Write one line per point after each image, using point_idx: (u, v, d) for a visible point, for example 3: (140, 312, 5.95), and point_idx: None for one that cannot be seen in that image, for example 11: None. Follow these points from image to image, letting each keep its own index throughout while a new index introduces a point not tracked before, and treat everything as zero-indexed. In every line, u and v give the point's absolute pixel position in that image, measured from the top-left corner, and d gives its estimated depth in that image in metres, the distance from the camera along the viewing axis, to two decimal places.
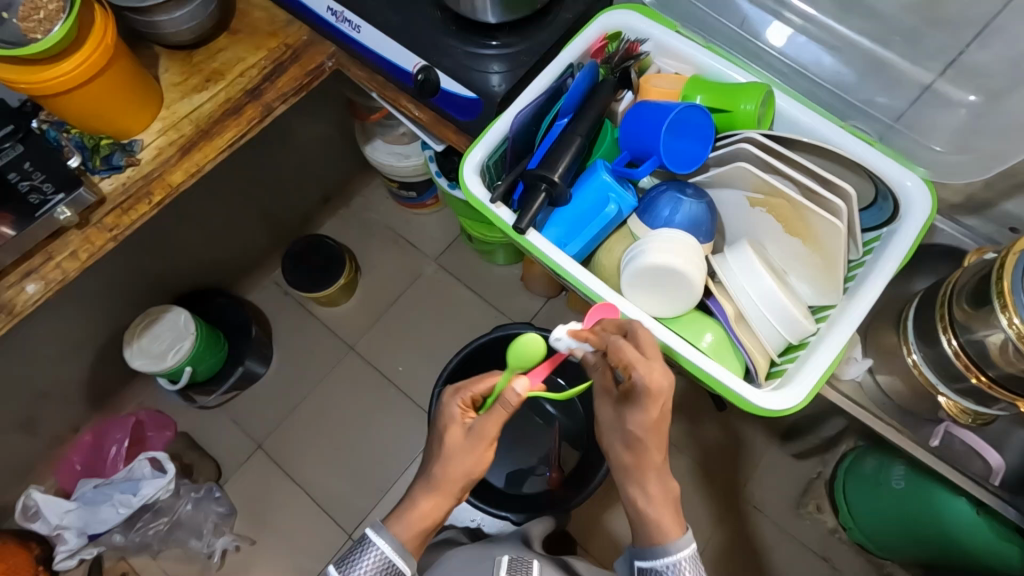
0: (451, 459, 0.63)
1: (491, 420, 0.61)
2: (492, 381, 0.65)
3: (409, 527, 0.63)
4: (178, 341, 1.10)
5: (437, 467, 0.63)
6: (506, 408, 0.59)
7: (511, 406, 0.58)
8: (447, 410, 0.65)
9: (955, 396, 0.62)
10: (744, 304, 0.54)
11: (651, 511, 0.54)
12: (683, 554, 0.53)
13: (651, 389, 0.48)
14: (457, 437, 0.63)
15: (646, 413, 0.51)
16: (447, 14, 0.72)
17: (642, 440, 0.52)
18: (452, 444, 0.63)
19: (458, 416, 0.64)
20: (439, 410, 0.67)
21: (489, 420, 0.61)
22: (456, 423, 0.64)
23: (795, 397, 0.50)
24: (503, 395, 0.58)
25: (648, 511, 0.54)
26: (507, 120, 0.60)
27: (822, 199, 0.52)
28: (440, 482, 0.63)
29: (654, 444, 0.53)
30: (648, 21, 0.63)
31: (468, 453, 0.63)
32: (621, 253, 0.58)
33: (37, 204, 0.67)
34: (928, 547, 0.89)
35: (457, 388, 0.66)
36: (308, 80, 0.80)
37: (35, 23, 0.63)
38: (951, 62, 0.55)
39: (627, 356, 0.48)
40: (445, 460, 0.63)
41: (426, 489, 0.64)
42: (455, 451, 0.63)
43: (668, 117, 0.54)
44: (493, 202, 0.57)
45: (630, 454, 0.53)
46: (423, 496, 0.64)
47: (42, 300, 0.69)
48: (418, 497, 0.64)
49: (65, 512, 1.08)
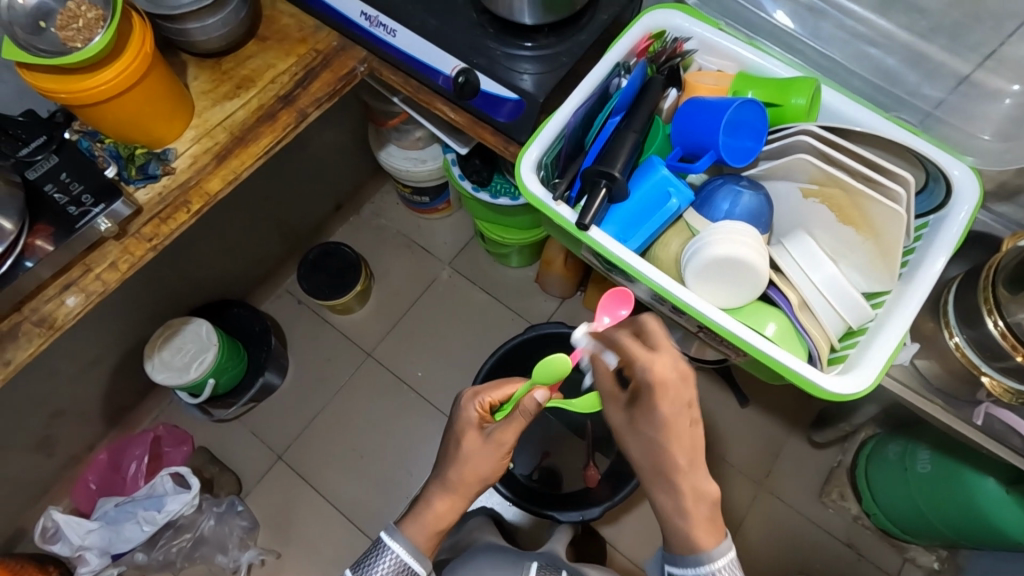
0: (467, 462, 0.64)
1: (510, 427, 0.61)
2: (510, 388, 0.65)
3: (423, 528, 0.65)
4: (202, 353, 1.09)
5: (452, 470, 0.65)
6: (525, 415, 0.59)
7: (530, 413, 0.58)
8: (464, 414, 0.65)
9: (997, 375, 0.64)
10: (807, 292, 0.59)
11: (680, 522, 0.54)
12: (718, 562, 0.54)
13: (654, 379, 0.52)
14: (474, 442, 0.64)
15: (657, 412, 0.53)
16: (484, 15, 0.73)
17: (663, 445, 0.53)
18: (468, 449, 0.64)
19: (475, 421, 0.64)
20: (454, 410, 0.67)
21: (507, 429, 0.62)
22: (472, 428, 0.64)
23: (862, 382, 0.53)
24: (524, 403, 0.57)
25: (684, 519, 0.54)
26: (562, 120, 0.62)
27: (881, 186, 0.56)
28: (456, 485, 0.65)
29: (677, 446, 0.53)
30: (690, 19, 0.67)
31: (483, 457, 0.63)
32: (677, 247, 0.60)
33: (77, 215, 0.65)
34: (956, 530, 0.90)
35: (476, 391, 0.66)
36: (341, 85, 0.79)
37: (74, 32, 0.62)
38: (990, 54, 0.59)
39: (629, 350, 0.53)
40: (460, 465, 0.64)
41: (441, 491, 0.66)
42: (471, 455, 0.64)
43: (726, 114, 0.57)
44: (553, 201, 0.60)
45: (652, 457, 0.54)
46: (436, 497, 0.66)
47: (82, 314, 0.67)
48: (433, 498, 0.66)
49: (87, 532, 1.05)
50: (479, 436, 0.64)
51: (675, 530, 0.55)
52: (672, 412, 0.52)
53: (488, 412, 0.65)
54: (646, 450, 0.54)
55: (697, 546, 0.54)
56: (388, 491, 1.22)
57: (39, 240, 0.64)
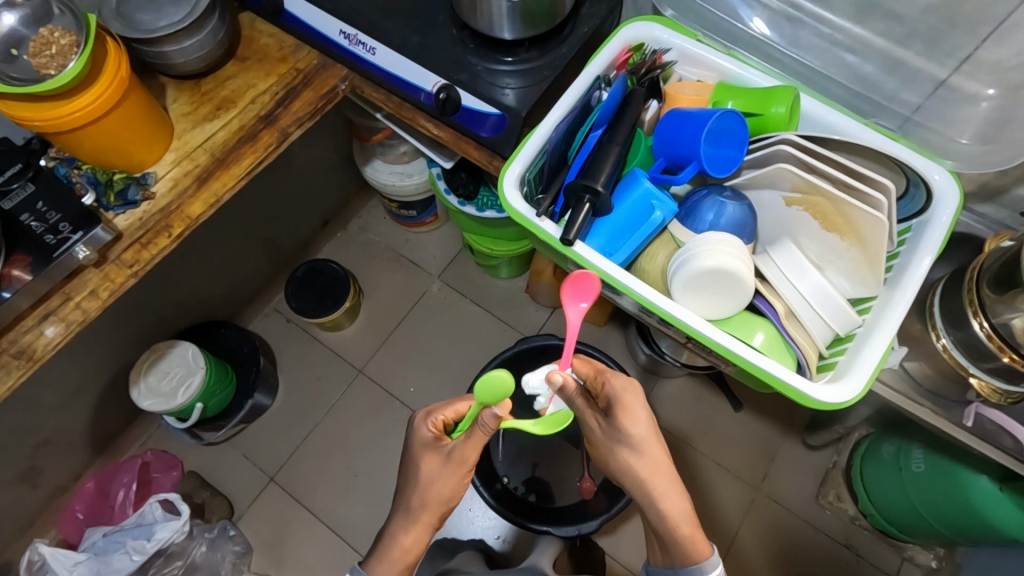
0: (430, 485, 0.62)
1: (471, 443, 0.59)
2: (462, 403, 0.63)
3: (391, 568, 0.64)
4: (188, 376, 1.08)
5: (413, 497, 0.63)
6: (487, 431, 0.56)
7: (489, 428, 0.56)
8: (419, 435, 0.63)
9: (986, 376, 0.65)
10: (793, 300, 0.59)
11: (685, 528, 0.60)
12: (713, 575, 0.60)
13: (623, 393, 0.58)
14: (434, 463, 0.62)
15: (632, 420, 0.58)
16: (465, 31, 0.72)
17: (644, 445, 0.58)
18: (429, 471, 0.62)
19: (432, 441, 0.62)
20: (410, 432, 0.64)
21: (467, 446, 0.59)
22: (433, 450, 0.62)
23: (852, 390, 0.53)
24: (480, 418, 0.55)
25: (676, 527, 0.60)
26: (544, 134, 0.62)
27: (863, 194, 0.56)
28: (419, 516, 0.63)
29: (656, 451, 0.59)
30: (668, 31, 0.68)
31: (442, 477, 0.62)
32: (664, 258, 0.60)
33: (55, 243, 0.64)
34: (954, 529, 0.90)
35: (428, 410, 0.64)
36: (322, 104, 0.78)
37: (47, 58, 0.61)
38: (966, 58, 0.60)
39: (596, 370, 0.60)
40: (421, 491, 0.62)
41: (405, 524, 0.64)
42: (432, 477, 0.62)
43: (707, 124, 0.57)
44: (537, 216, 0.59)
45: (639, 468, 0.59)
46: (402, 532, 0.64)
47: (62, 344, 0.66)
48: (400, 532, 0.64)
49: (75, 564, 1.00)
50: (438, 456, 0.62)
51: (676, 545, 0.60)
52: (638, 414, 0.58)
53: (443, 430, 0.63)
54: (643, 469, 0.59)
55: (688, 554, 0.60)
56: (384, 509, 1.20)
57: (16, 270, 0.63)
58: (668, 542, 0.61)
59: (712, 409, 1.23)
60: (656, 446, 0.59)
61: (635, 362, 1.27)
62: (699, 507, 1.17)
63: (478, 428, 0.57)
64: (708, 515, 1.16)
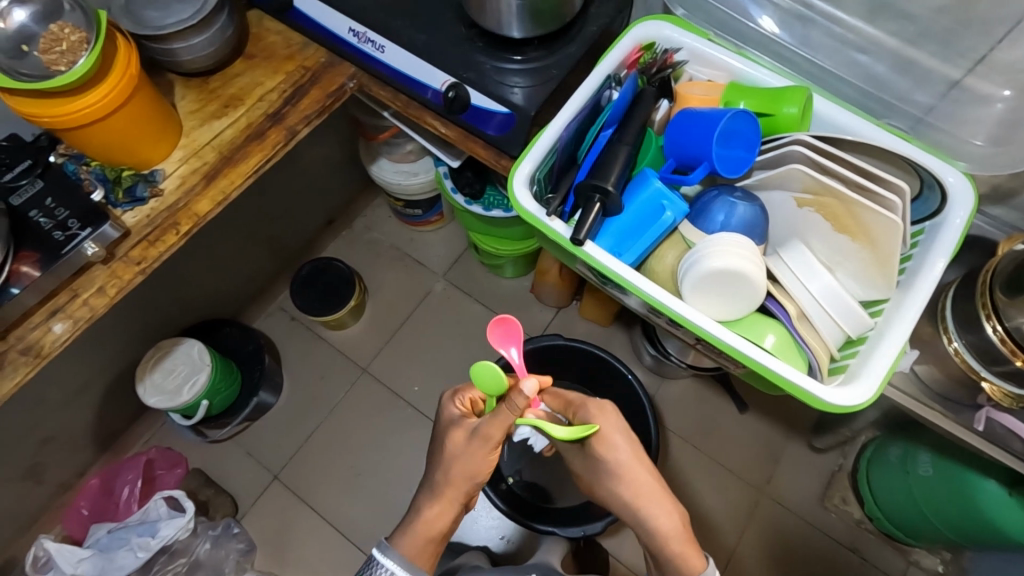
0: (451, 465, 0.62)
1: (496, 421, 0.58)
2: None
3: (415, 542, 0.62)
4: (193, 374, 1.08)
5: (439, 471, 0.63)
6: (516, 411, 0.56)
7: (519, 407, 0.56)
8: (447, 413, 0.64)
9: (997, 380, 0.64)
10: (805, 302, 0.58)
11: (675, 546, 0.60)
12: None
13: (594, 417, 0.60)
14: (460, 439, 0.62)
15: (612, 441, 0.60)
16: (473, 30, 0.72)
17: (625, 464, 0.60)
18: (454, 447, 0.62)
19: (459, 418, 0.63)
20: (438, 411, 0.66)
21: (494, 421, 0.59)
22: (459, 425, 0.62)
23: (863, 394, 0.53)
24: (512, 397, 0.55)
25: (666, 544, 0.60)
26: (554, 134, 0.62)
27: (876, 195, 0.56)
28: (443, 491, 0.63)
29: (640, 473, 0.61)
30: (679, 30, 0.68)
31: (465, 454, 0.61)
32: (673, 259, 0.60)
33: (64, 240, 0.64)
34: (961, 534, 0.90)
35: (456, 390, 0.65)
36: (330, 102, 0.78)
37: (57, 55, 0.61)
38: (981, 59, 0.60)
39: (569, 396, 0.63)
40: (446, 466, 0.62)
41: (429, 498, 0.64)
42: (457, 454, 0.61)
43: (719, 125, 0.57)
44: (547, 216, 0.59)
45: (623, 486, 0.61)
46: (426, 505, 0.63)
47: (70, 341, 0.66)
48: (424, 505, 0.64)
49: (79, 560, 1.00)
50: (465, 431, 0.62)
51: (668, 563, 0.60)
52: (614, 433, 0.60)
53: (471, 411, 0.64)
54: (627, 489, 0.61)
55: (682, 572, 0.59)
56: (387, 508, 1.20)
57: (24, 267, 0.63)
58: (662, 560, 0.61)
59: (718, 411, 1.23)
60: (640, 467, 0.61)
61: (639, 363, 1.27)
62: (703, 509, 1.16)
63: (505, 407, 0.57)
64: (712, 517, 1.16)
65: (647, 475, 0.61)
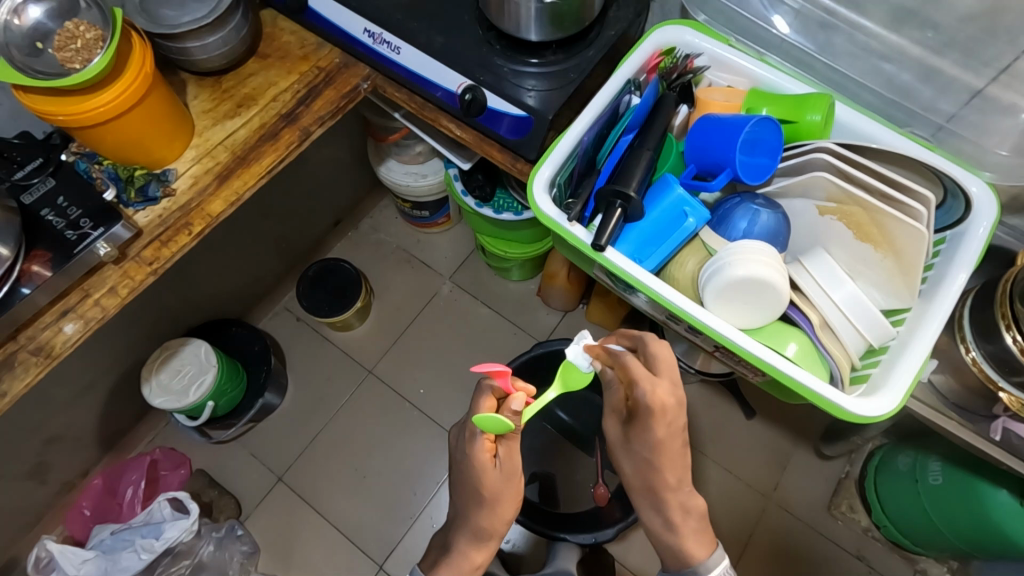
0: (494, 506, 0.62)
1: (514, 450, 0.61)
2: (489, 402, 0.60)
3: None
4: (200, 374, 1.07)
5: (481, 517, 0.62)
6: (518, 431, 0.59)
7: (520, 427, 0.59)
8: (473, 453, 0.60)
9: (1015, 390, 0.63)
10: (827, 311, 0.58)
11: (671, 537, 0.60)
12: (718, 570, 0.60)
13: (654, 404, 0.54)
14: (496, 477, 0.61)
15: (652, 430, 0.55)
16: (491, 32, 0.72)
17: (650, 460, 0.57)
18: (494, 488, 0.61)
19: (488, 458, 0.60)
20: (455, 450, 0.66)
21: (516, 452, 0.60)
22: (487, 470, 0.60)
23: (886, 404, 0.53)
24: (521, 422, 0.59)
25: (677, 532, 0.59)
26: (574, 139, 0.62)
27: (900, 204, 0.55)
28: (486, 536, 0.64)
29: (670, 469, 0.57)
30: (700, 36, 0.67)
31: (504, 492, 0.61)
32: (694, 266, 0.60)
33: (76, 240, 0.64)
34: (972, 544, 0.89)
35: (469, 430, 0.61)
36: (344, 103, 0.78)
37: (72, 53, 0.61)
38: (1004, 68, 0.59)
39: (633, 373, 0.55)
40: (491, 509, 0.62)
41: (471, 544, 0.65)
42: (498, 492, 0.61)
43: (743, 132, 0.56)
44: (567, 221, 0.59)
45: (641, 476, 0.58)
46: (471, 549, 0.65)
47: (80, 342, 0.65)
48: (466, 548, 0.65)
49: (82, 562, 0.98)
50: (495, 471, 0.60)
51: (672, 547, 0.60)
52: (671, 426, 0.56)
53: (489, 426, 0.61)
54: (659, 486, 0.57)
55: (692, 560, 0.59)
56: (392, 510, 1.20)
57: (36, 266, 0.62)
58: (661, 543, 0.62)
59: (725, 417, 1.22)
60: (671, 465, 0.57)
61: None
62: (709, 514, 1.16)
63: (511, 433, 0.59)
64: (719, 524, 1.16)
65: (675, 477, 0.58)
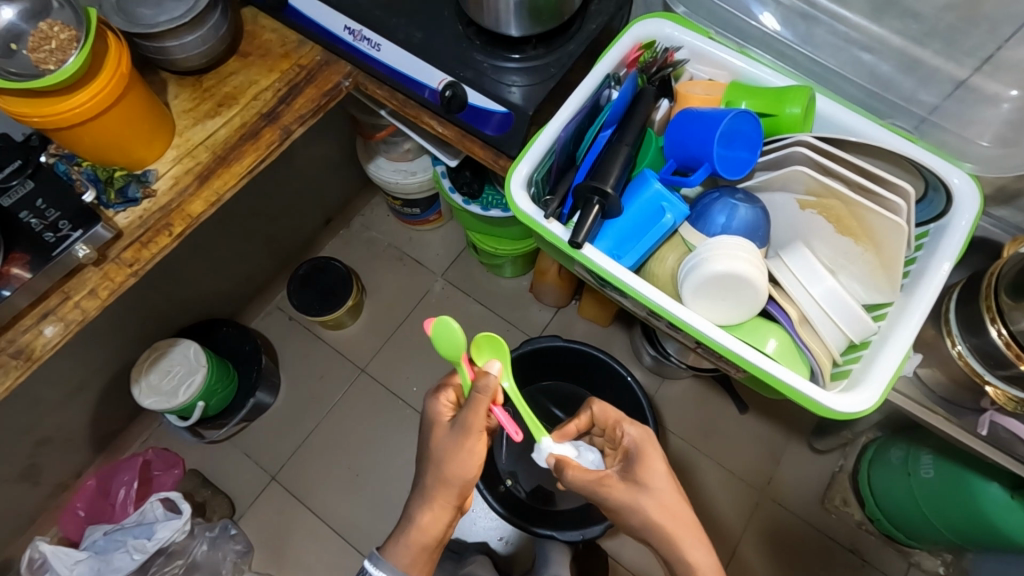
0: (440, 464, 0.63)
1: (471, 410, 0.60)
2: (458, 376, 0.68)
3: (408, 551, 0.64)
4: (190, 375, 1.07)
5: (430, 474, 0.64)
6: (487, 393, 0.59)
7: (490, 390, 0.59)
8: (433, 407, 0.66)
9: (1002, 384, 0.63)
10: (806, 306, 0.58)
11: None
12: None
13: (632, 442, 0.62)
14: (442, 433, 0.64)
15: (654, 488, 0.58)
16: (471, 28, 0.71)
17: (664, 498, 0.58)
18: (440, 446, 0.63)
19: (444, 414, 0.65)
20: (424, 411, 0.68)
21: (469, 410, 0.61)
22: (441, 423, 0.65)
23: (867, 399, 0.52)
24: (483, 381, 0.59)
25: None
26: (552, 134, 0.61)
27: (879, 197, 0.55)
28: (432, 495, 0.64)
29: (684, 537, 0.57)
30: (680, 29, 0.67)
31: (451, 451, 0.62)
32: (673, 262, 0.60)
33: (54, 242, 0.63)
34: (964, 536, 0.88)
35: (436, 388, 0.68)
36: (325, 100, 0.77)
37: (46, 53, 0.60)
38: (987, 58, 0.59)
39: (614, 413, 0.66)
40: (436, 469, 0.63)
41: (424, 504, 0.65)
42: (444, 450, 0.63)
43: (721, 125, 0.56)
44: (545, 218, 0.58)
45: (658, 515, 0.57)
46: (420, 513, 0.65)
47: (60, 344, 0.65)
48: (417, 512, 0.65)
49: (76, 563, 0.99)
50: (445, 429, 0.64)
51: None
52: (653, 467, 0.60)
53: (453, 389, 0.67)
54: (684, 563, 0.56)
55: None
56: (386, 508, 1.20)
57: (14, 269, 0.62)
58: None
59: (715, 412, 1.22)
60: (684, 530, 0.57)
61: (639, 363, 1.26)
62: (703, 510, 1.16)
63: (477, 391, 0.59)
64: (712, 518, 1.15)
65: (692, 547, 0.57)
